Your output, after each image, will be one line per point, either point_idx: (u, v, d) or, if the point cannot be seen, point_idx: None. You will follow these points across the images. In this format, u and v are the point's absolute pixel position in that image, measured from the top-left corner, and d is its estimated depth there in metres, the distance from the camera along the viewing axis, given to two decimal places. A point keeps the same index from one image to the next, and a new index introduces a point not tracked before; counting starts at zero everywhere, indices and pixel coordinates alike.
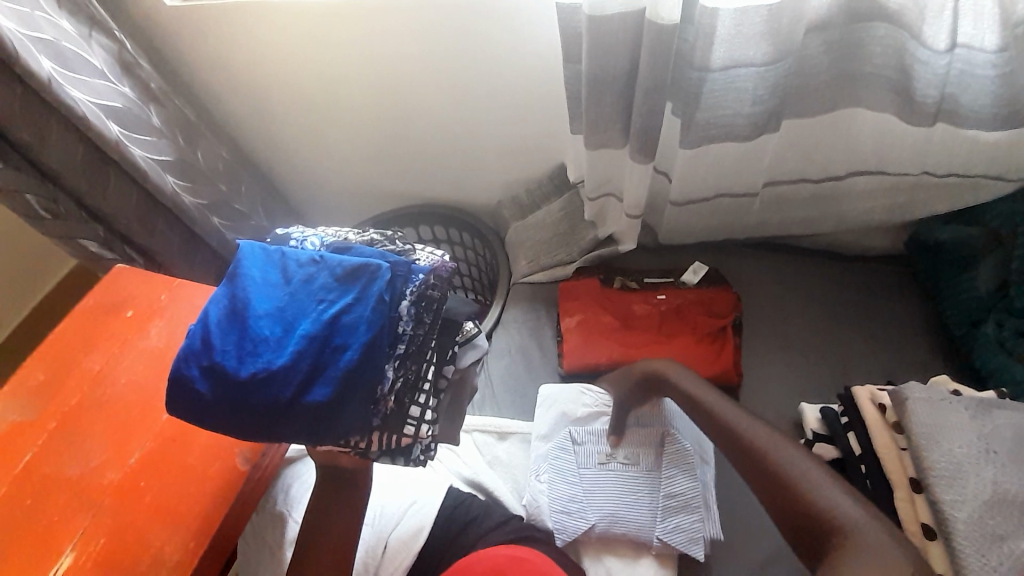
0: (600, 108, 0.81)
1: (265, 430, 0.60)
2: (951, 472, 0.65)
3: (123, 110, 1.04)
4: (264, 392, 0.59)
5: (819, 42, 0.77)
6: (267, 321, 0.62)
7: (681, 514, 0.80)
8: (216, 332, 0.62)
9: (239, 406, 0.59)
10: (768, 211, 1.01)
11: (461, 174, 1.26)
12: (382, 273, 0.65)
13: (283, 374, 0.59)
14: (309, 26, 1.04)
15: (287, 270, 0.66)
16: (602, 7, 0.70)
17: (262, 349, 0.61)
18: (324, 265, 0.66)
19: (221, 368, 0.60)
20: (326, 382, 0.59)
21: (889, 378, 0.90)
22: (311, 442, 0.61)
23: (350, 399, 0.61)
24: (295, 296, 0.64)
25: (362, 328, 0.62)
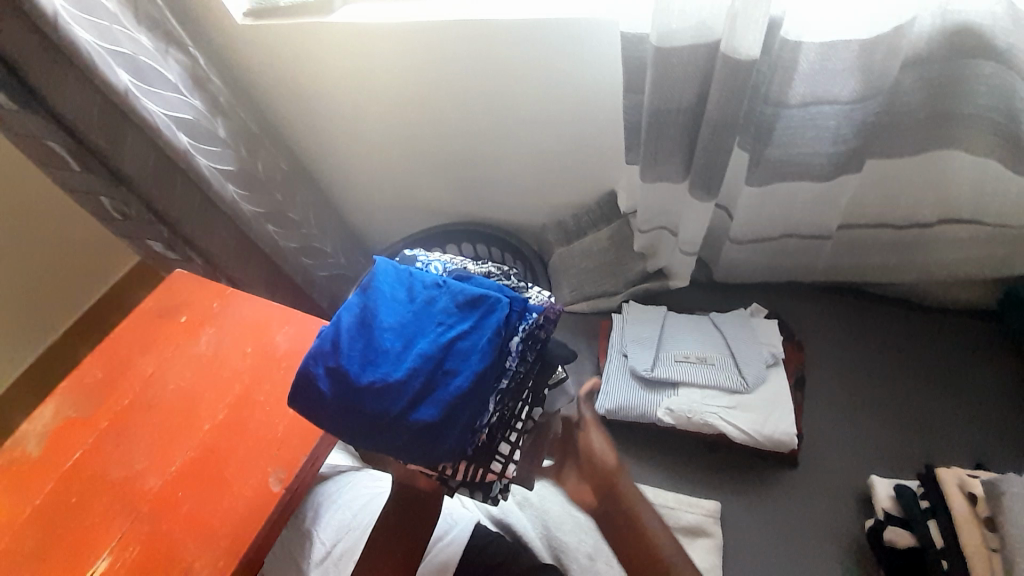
0: (660, 141, 0.76)
1: (369, 440, 0.59)
2: None
3: (193, 122, 1.09)
4: (375, 401, 0.58)
5: (913, 79, 0.69)
6: (391, 334, 0.62)
7: (671, 386, 0.87)
8: (346, 337, 0.62)
9: (350, 411, 0.59)
10: (840, 254, 0.91)
11: (506, 196, 1.25)
12: (500, 306, 0.62)
13: (397, 388, 0.58)
14: (368, 48, 1.06)
15: (413, 290, 0.65)
16: (672, 39, 0.64)
17: (381, 359, 0.60)
18: (445, 290, 0.64)
19: (344, 371, 0.60)
20: (432, 403, 0.57)
21: (978, 460, 0.80)
22: (401, 457, 0.59)
23: (452, 423, 0.58)
24: (418, 315, 0.63)
25: (476, 358, 0.60)
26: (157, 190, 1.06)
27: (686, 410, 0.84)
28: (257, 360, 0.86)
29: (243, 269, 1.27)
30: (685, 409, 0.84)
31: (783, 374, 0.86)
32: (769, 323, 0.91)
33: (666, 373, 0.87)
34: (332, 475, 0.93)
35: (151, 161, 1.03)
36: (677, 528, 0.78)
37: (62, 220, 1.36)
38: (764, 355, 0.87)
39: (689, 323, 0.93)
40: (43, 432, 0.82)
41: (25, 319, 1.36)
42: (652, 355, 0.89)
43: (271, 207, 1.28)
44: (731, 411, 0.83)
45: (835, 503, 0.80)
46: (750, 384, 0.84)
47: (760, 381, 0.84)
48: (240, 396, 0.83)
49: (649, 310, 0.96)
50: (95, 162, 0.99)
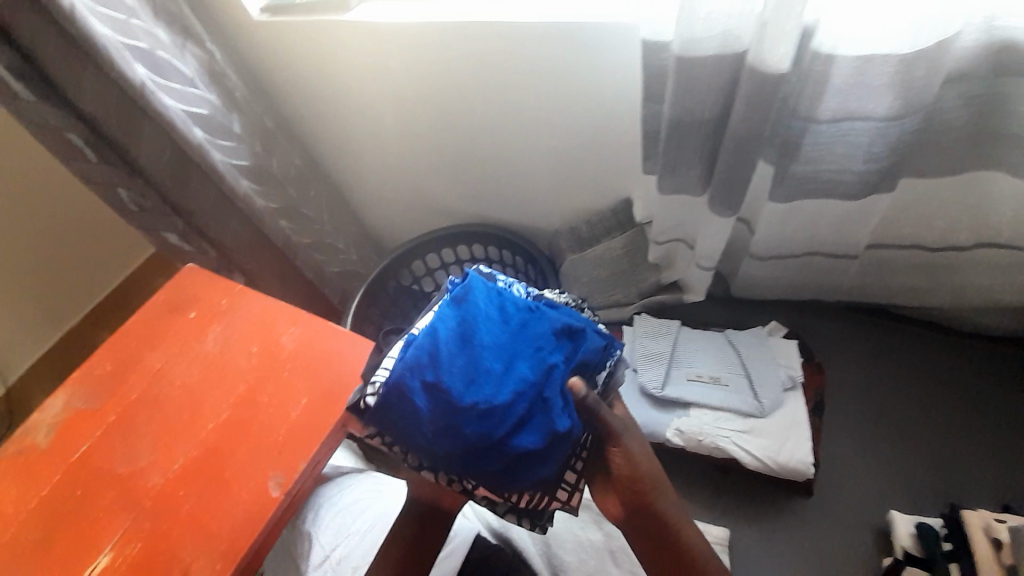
0: (679, 152, 0.73)
1: (461, 462, 0.57)
2: None
3: (209, 116, 1.09)
4: (475, 424, 0.56)
5: (955, 95, 0.64)
6: (492, 353, 0.60)
7: (683, 407, 0.84)
8: (446, 352, 0.59)
9: (449, 432, 0.57)
10: (867, 274, 0.87)
11: (520, 200, 1.23)
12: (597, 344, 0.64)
13: (502, 413, 0.57)
14: (385, 45, 1.04)
15: (507, 310, 0.64)
16: (695, 48, 0.61)
17: (482, 380, 0.58)
18: (541, 316, 0.64)
19: (446, 389, 0.57)
20: (535, 431, 0.57)
21: (1005, 502, 0.76)
22: (491, 480, 0.58)
23: (550, 452, 0.58)
24: (516, 337, 0.62)
25: (578, 390, 0.60)
26: (173, 184, 1.07)
27: (697, 433, 0.81)
28: (264, 360, 0.86)
29: (257, 262, 1.29)
30: (696, 432, 0.81)
31: (801, 400, 0.82)
32: (789, 343, 0.87)
33: (679, 393, 0.84)
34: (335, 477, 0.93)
35: (167, 156, 1.04)
36: None
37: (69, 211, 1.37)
38: (781, 378, 0.83)
39: (703, 340, 0.90)
40: (54, 422, 0.83)
41: (43, 308, 1.40)
42: (663, 372, 0.86)
43: (285, 203, 1.29)
44: (744, 435, 0.80)
45: (849, 535, 0.77)
46: (765, 409, 0.80)
47: (778, 406, 0.81)
48: (246, 396, 0.83)
49: (663, 324, 0.92)
50: (113, 154, 1.00)
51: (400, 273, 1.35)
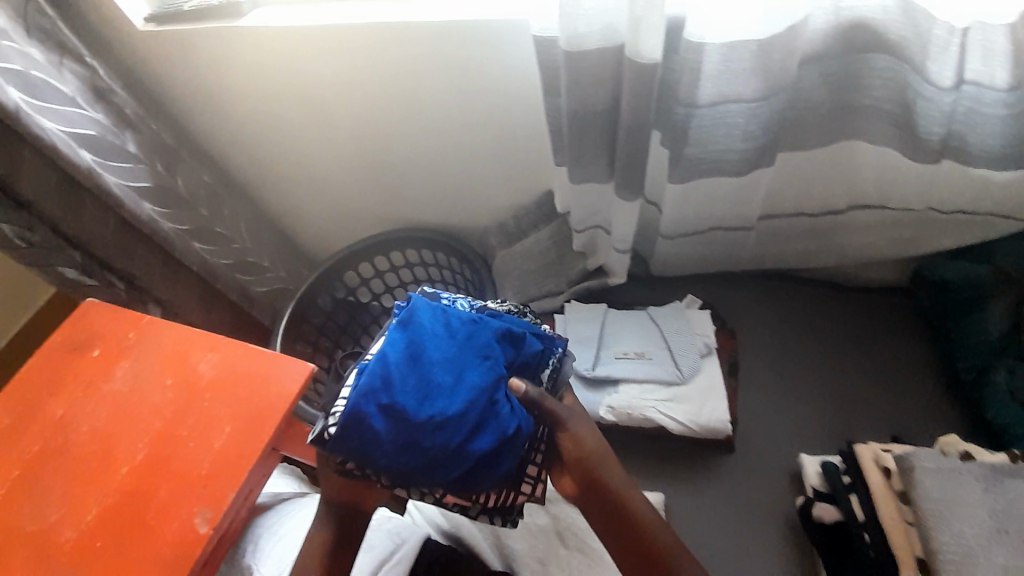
0: (582, 143, 0.76)
1: (424, 477, 0.57)
2: (959, 553, 0.58)
3: (98, 137, 1.02)
4: (432, 436, 0.57)
5: (814, 75, 0.70)
6: (441, 366, 0.60)
7: (613, 384, 0.88)
8: (396, 372, 0.59)
9: (408, 448, 0.56)
10: (764, 243, 0.95)
11: (446, 201, 1.23)
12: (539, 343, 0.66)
13: (457, 422, 0.57)
14: (287, 51, 1.00)
15: (451, 323, 0.64)
16: (580, 44, 0.64)
17: (436, 393, 0.58)
18: (484, 324, 0.65)
19: (400, 408, 0.57)
20: (491, 434, 0.58)
21: (895, 433, 0.86)
22: (455, 487, 0.59)
23: (506, 451, 0.59)
24: (463, 347, 0.62)
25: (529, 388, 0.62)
26: (65, 214, 0.97)
27: (627, 406, 0.86)
28: (180, 393, 0.81)
29: (174, 290, 1.19)
30: (626, 405, 0.86)
31: (716, 363, 0.89)
32: (701, 311, 0.94)
33: (607, 372, 0.88)
34: (274, 504, 0.90)
35: (54, 183, 0.95)
36: None
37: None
38: (698, 345, 0.89)
39: (627, 319, 0.94)
40: None
41: None
42: (592, 354, 0.90)
43: (196, 223, 1.21)
44: (668, 404, 0.86)
45: (770, 483, 0.84)
46: (685, 375, 0.86)
47: (696, 371, 0.87)
48: (162, 433, 0.78)
49: (589, 309, 0.96)
50: None
51: (331, 286, 1.31)
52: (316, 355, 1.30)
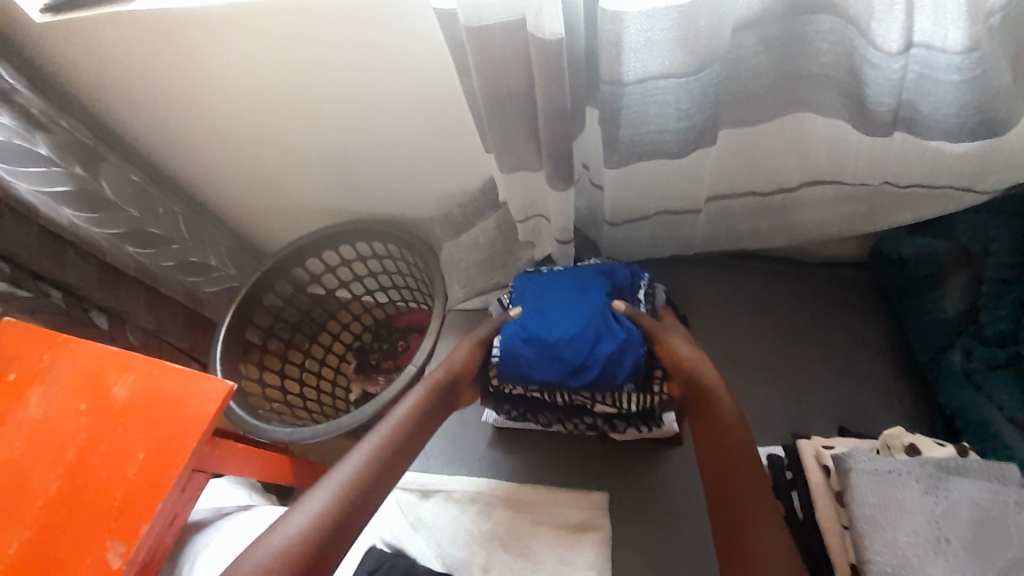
0: (506, 129, 0.69)
1: (574, 380, 0.73)
2: (895, 567, 0.55)
3: (3, 142, 0.93)
4: (568, 349, 0.73)
5: (753, 41, 0.62)
6: (557, 303, 0.77)
7: None
8: (526, 315, 0.77)
9: (552, 360, 0.73)
10: (716, 224, 0.89)
11: (391, 190, 1.15)
12: (624, 274, 0.81)
13: (581, 335, 0.73)
14: (190, 35, 0.89)
15: (555, 276, 0.81)
16: (484, 18, 0.56)
17: (560, 321, 0.75)
18: (579, 269, 0.81)
19: (538, 337, 0.74)
20: (610, 339, 0.72)
21: (840, 424, 0.83)
22: (599, 390, 0.74)
23: (627, 352, 0.73)
24: (570, 287, 0.79)
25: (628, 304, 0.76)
26: None
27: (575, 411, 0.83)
28: (93, 417, 0.76)
29: (112, 295, 1.18)
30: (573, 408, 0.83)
31: None
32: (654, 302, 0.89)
33: None
34: (215, 520, 0.87)
35: None
36: (561, 527, 0.80)
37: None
38: None
39: None
40: None
41: None
42: None
43: (128, 227, 1.15)
44: None
45: None
46: None
47: None
48: (76, 462, 0.74)
49: None
50: None
51: (279, 284, 1.26)
52: (266, 358, 1.27)
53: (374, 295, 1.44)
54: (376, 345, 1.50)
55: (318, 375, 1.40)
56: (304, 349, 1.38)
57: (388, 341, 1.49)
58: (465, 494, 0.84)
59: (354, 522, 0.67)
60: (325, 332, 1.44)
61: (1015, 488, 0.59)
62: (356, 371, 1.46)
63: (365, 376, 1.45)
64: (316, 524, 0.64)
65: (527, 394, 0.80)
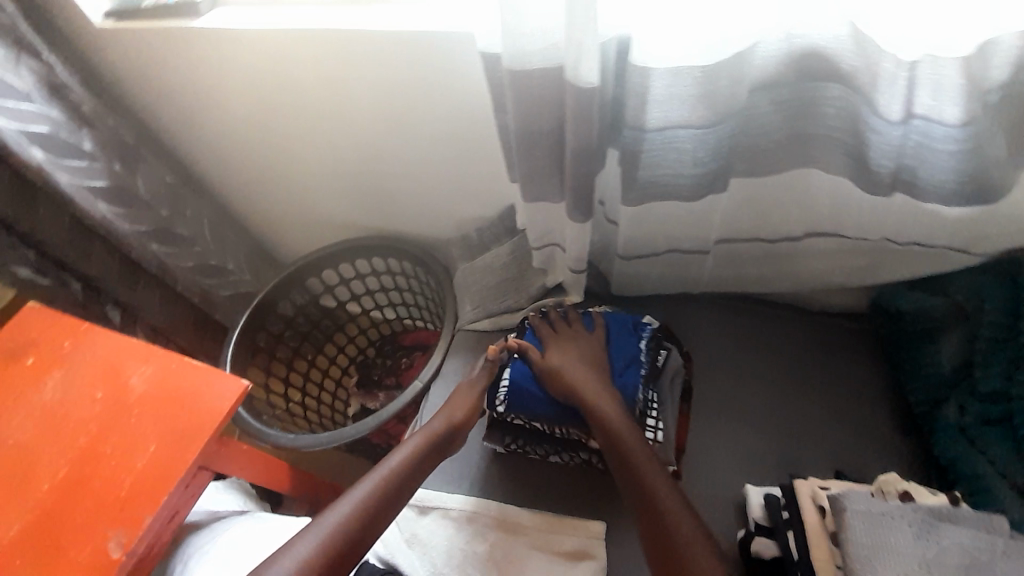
0: (532, 162, 0.74)
1: (568, 417, 0.83)
2: None
3: (52, 135, 0.99)
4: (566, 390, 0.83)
5: (767, 102, 0.68)
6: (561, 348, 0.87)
7: None
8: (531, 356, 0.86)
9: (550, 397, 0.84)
10: (722, 266, 0.94)
11: (412, 211, 1.21)
12: (627, 324, 0.90)
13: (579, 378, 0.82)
14: (245, 56, 0.96)
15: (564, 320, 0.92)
16: (525, 63, 0.61)
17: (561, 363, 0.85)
18: (587, 316, 0.92)
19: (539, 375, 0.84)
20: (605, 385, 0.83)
21: (837, 469, 0.84)
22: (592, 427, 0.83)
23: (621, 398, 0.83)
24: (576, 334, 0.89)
25: (624, 356, 0.87)
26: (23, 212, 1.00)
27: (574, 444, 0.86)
28: (108, 406, 0.78)
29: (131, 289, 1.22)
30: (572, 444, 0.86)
31: (674, 391, 0.88)
32: None
33: None
34: (209, 522, 0.87)
35: (2, 178, 0.96)
36: (559, 553, 0.79)
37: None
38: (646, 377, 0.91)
39: None
40: None
41: None
42: None
43: (155, 224, 1.20)
44: None
45: (719, 515, 0.82)
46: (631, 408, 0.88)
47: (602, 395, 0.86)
48: (87, 448, 0.75)
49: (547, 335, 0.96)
50: None
51: (293, 292, 1.29)
52: (273, 364, 1.29)
53: (383, 310, 1.46)
54: (379, 361, 1.51)
55: (320, 385, 1.42)
56: (309, 358, 1.40)
57: (392, 357, 1.51)
58: (463, 513, 0.84)
59: (344, 565, 0.68)
60: (331, 343, 1.46)
61: (1003, 538, 0.61)
62: (357, 385, 1.48)
63: (366, 391, 1.46)
64: (310, 561, 0.66)
65: (526, 423, 0.85)
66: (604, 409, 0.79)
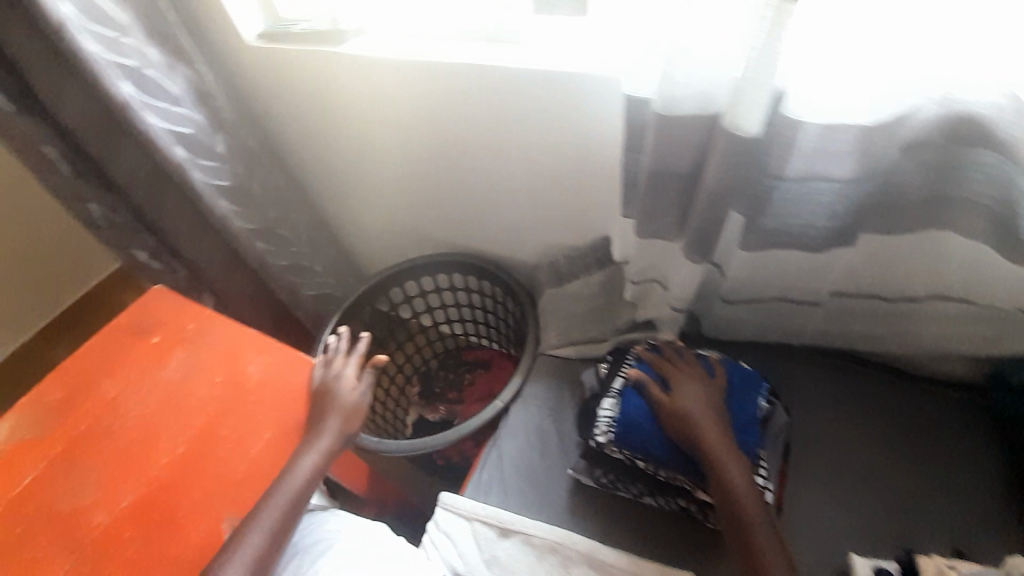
0: (657, 200, 0.75)
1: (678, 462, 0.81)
2: None
3: (192, 136, 1.08)
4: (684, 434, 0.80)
5: (909, 161, 0.68)
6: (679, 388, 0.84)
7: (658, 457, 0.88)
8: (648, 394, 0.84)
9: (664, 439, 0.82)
10: (830, 319, 0.92)
11: (503, 234, 1.25)
12: (745, 374, 0.88)
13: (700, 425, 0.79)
14: (374, 80, 1.03)
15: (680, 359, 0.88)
16: (675, 107, 0.64)
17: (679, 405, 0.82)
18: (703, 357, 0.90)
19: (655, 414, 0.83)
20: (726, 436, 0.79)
21: (958, 549, 0.79)
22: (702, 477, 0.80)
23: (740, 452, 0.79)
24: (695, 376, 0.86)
25: (742, 408, 0.84)
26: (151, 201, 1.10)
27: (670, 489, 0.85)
28: (224, 391, 0.82)
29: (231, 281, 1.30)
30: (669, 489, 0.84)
31: (778, 448, 0.85)
32: None
33: None
34: None
35: (145, 171, 1.05)
36: None
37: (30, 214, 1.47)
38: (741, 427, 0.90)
39: None
40: None
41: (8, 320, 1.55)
42: None
43: (263, 224, 1.28)
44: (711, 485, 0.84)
45: None
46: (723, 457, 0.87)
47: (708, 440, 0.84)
48: (203, 428, 0.79)
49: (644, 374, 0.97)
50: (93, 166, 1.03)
51: (375, 299, 1.34)
52: None
53: (453, 326, 1.49)
54: (441, 373, 1.54)
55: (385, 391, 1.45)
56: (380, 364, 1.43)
57: (455, 372, 1.53)
58: (545, 542, 0.84)
59: None
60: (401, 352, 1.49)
61: None
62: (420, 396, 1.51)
63: (427, 402, 1.49)
64: None
65: (628, 459, 0.85)
66: (728, 464, 0.76)
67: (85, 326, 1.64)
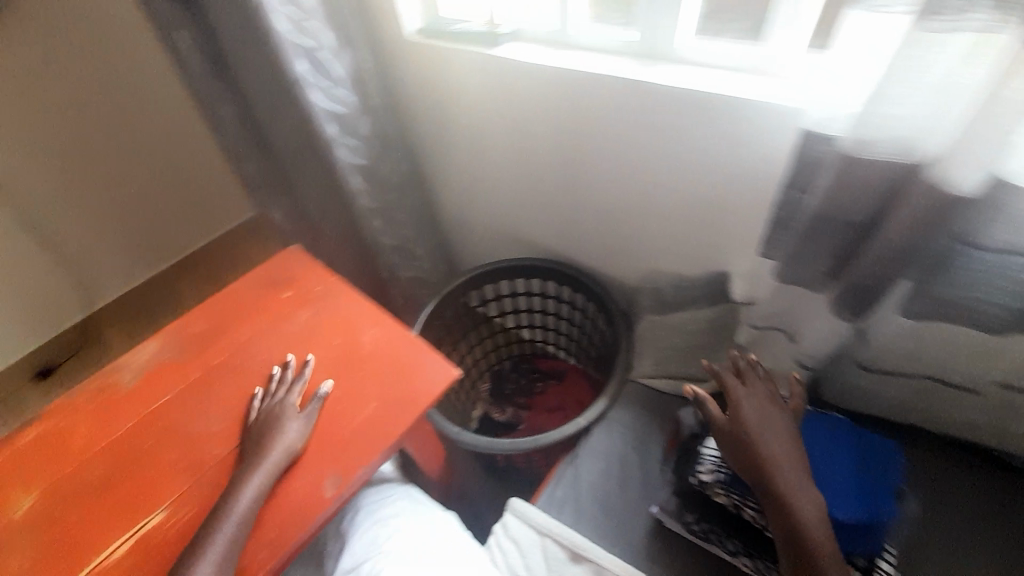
0: (814, 242, 0.71)
1: None
2: None
3: (343, 115, 1.16)
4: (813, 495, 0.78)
5: None
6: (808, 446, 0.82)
7: None
8: None
9: None
10: (981, 407, 0.86)
11: (611, 253, 1.22)
12: (885, 446, 0.83)
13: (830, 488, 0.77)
14: (520, 84, 1.03)
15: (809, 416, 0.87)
16: (865, 150, 0.60)
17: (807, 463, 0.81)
18: (836, 419, 0.87)
19: None
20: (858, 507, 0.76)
21: None
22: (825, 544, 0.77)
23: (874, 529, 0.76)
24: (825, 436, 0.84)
25: (879, 482, 0.80)
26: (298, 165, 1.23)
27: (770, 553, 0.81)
28: (285, 374, 0.85)
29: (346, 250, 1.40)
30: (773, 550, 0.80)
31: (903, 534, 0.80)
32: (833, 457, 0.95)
33: None
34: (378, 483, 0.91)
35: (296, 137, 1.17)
36: None
37: (185, 163, 1.68)
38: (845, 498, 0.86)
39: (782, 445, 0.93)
40: (141, 367, 0.89)
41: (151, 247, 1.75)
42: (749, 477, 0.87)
43: (384, 204, 1.35)
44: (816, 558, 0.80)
45: None
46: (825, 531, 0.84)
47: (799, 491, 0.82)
48: (314, 387, 0.84)
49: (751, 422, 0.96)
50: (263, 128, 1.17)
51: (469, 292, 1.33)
52: None
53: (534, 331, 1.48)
54: (512, 376, 1.54)
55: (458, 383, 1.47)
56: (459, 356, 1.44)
57: (526, 378, 1.53)
58: None
59: None
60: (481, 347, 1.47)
61: None
62: (489, 394, 1.51)
63: (495, 402, 1.49)
64: None
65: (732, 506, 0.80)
66: (801, 500, 0.71)
67: (209, 266, 1.83)
